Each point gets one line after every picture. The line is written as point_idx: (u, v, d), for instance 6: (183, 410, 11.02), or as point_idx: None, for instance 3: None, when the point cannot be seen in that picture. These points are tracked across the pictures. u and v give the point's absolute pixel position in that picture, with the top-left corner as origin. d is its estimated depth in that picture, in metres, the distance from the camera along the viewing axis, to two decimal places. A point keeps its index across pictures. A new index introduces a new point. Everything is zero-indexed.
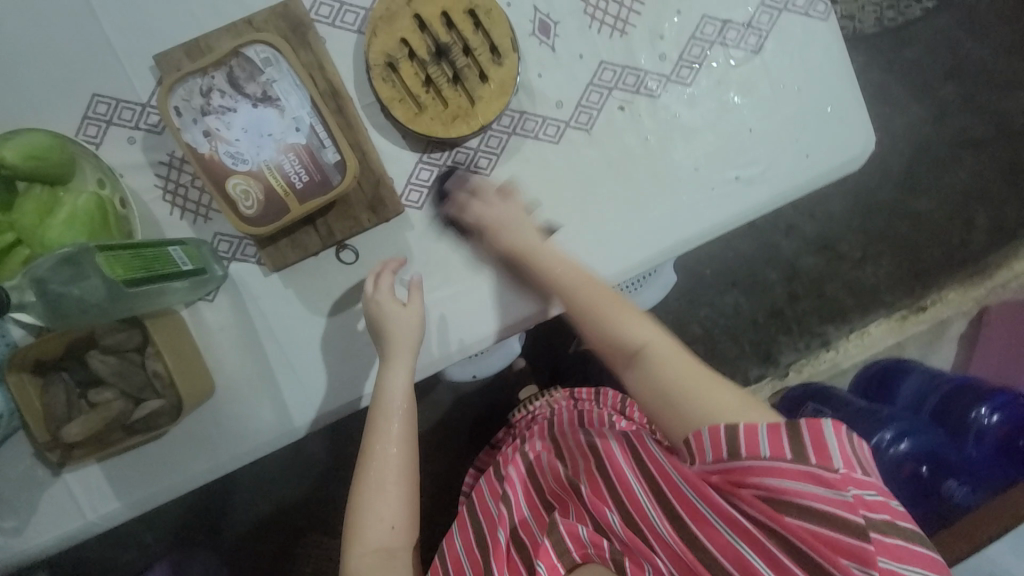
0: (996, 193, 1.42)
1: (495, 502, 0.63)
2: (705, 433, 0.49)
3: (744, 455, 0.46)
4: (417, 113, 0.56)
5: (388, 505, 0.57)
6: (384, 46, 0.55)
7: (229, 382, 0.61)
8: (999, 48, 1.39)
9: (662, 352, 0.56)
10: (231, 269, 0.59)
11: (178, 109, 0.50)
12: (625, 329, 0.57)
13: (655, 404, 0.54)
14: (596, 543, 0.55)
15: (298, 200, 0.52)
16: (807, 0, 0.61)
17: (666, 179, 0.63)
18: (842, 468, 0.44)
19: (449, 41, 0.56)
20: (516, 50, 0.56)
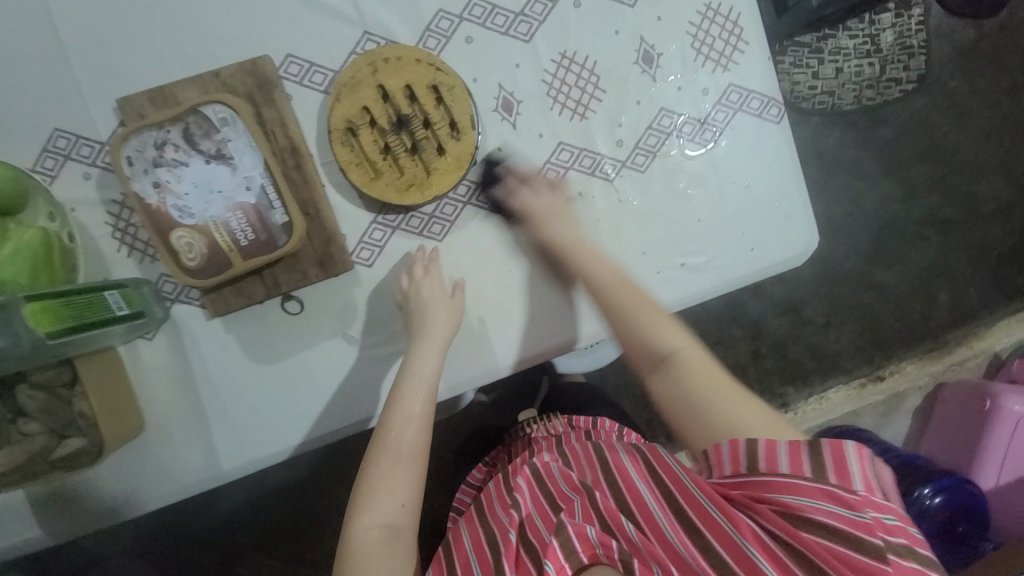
0: (961, 273, 1.46)
1: (503, 508, 0.56)
2: (725, 445, 0.52)
3: (762, 469, 0.49)
4: (373, 178, 0.57)
5: (402, 478, 0.56)
6: (345, 111, 0.56)
7: (161, 422, 0.61)
8: (974, 134, 1.43)
9: (692, 359, 0.58)
10: (174, 310, 0.60)
11: (131, 158, 0.51)
12: (657, 336, 0.59)
13: (678, 411, 0.57)
14: (606, 543, 0.47)
15: (241, 257, 0.53)
16: (761, 103, 0.64)
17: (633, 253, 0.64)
18: (862, 490, 0.45)
19: (410, 113, 0.57)
20: (476, 128, 0.58)
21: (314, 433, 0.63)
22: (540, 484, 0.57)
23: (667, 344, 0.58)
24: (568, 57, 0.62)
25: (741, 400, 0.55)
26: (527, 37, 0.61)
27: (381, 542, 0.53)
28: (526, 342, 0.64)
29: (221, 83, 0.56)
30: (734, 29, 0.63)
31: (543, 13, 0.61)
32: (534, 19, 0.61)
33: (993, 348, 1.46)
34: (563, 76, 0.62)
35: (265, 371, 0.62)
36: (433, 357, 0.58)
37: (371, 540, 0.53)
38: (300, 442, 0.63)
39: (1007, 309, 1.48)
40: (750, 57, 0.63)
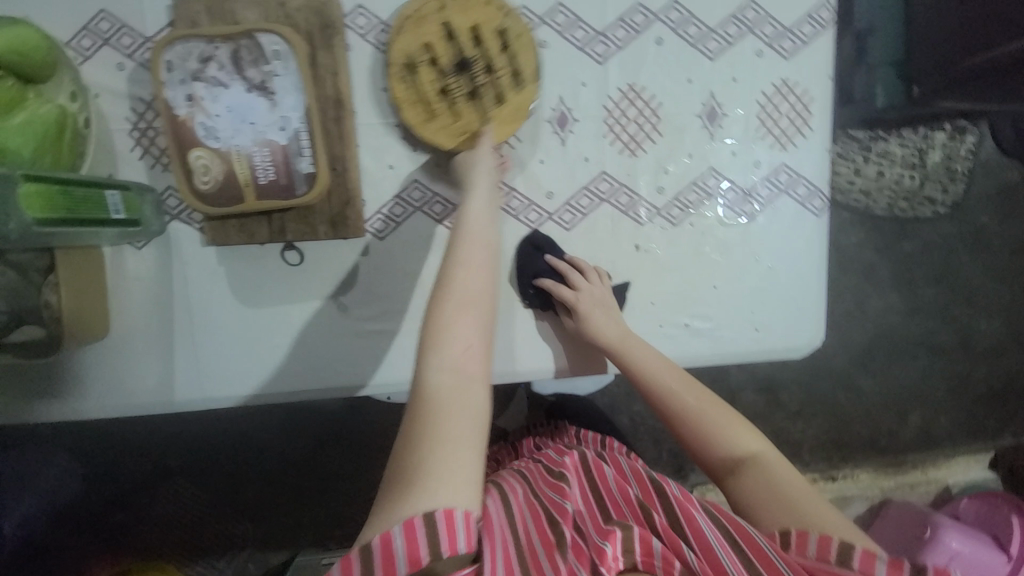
0: (937, 400, 1.47)
1: (552, 483, 0.54)
2: (813, 535, 0.46)
3: (856, 567, 0.44)
4: (427, 121, 0.56)
5: (468, 326, 0.48)
6: (406, 44, 0.55)
7: (126, 334, 0.59)
8: (988, 272, 1.45)
9: (778, 465, 0.54)
10: (170, 227, 0.57)
11: (170, 64, 0.48)
12: (732, 438, 0.55)
13: (767, 504, 0.51)
14: (667, 558, 0.44)
15: (255, 195, 0.51)
16: (807, 192, 0.63)
17: (691, 299, 0.64)
18: None
19: (473, 56, 0.55)
20: (537, 79, 0.57)
21: (276, 388, 0.61)
22: (591, 485, 0.54)
23: (746, 447, 0.55)
24: (635, 90, 0.60)
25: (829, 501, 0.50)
26: (601, 58, 0.59)
27: (452, 395, 0.45)
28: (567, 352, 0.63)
29: (285, 14, 0.54)
30: (803, 111, 0.62)
31: (624, 40, 0.59)
32: (613, 43, 0.59)
33: (947, 480, 1.48)
34: (625, 108, 0.60)
35: (246, 313, 0.60)
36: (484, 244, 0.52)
37: (441, 389, 0.45)
38: (260, 393, 0.61)
39: (971, 447, 1.50)
40: (811, 142, 0.62)
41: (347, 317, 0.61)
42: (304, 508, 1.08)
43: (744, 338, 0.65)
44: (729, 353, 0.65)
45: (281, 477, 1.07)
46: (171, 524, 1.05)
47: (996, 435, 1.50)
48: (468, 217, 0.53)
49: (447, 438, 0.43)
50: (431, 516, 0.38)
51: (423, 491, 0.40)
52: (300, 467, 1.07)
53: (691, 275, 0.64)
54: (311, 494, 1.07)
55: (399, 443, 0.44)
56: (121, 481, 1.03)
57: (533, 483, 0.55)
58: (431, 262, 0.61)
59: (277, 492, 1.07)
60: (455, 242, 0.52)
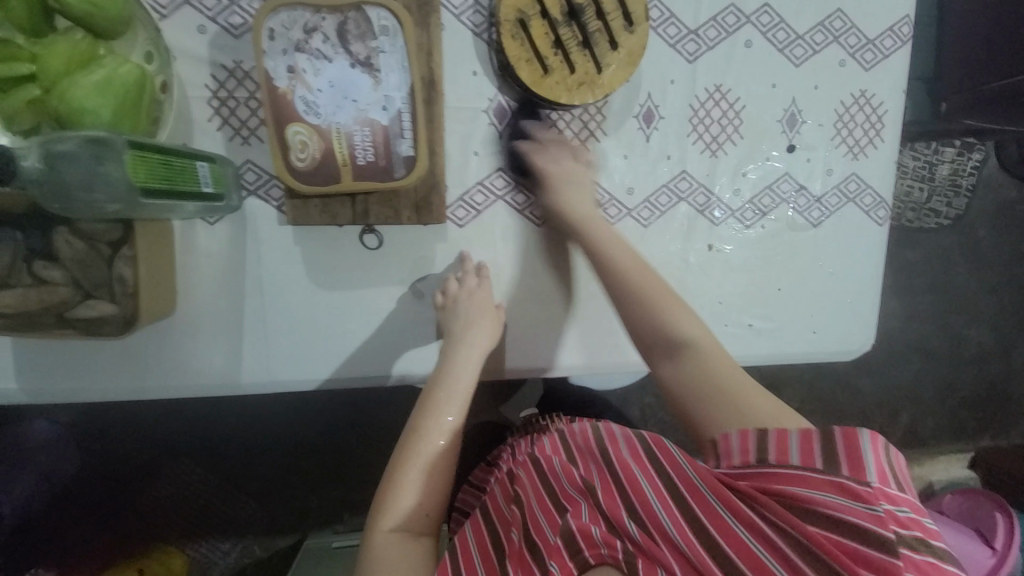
0: (926, 403, 1.56)
1: (507, 503, 0.55)
2: (735, 435, 0.47)
3: (773, 459, 0.44)
4: (543, 76, 0.54)
5: (470, 361, 0.56)
6: (517, 0, 0.52)
7: (192, 312, 0.56)
8: (982, 283, 1.53)
9: (712, 356, 0.53)
10: (246, 203, 0.55)
11: (272, 32, 0.46)
12: (670, 319, 0.55)
13: (696, 402, 0.51)
14: (609, 543, 0.45)
15: (352, 175, 0.49)
16: (873, 202, 0.65)
17: (756, 300, 0.66)
18: (875, 481, 0.40)
19: (583, 4, 0.53)
20: (648, 21, 0.55)
21: (346, 374, 0.59)
22: (540, 478, 0.54)
23: (686, 330, 0.54)
24: (721, 92, 0.61)
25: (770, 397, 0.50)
26: (691, 57, 0.59)
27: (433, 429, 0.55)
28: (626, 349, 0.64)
29: None
30: (877, 122, 0.63)
31: (714, 40, 0.59)
32: (704, 42, 0.59)
33: (928, 477, 1.58)
34: (710, 108, 0.61)
35: (320, 295, 0.58)
36: (490, 325, 0.57)
37: (428, 423, 0.55)
38: (329, 378, 0.59)
39: (952, 446, 1.60)
40: (882, 154, 0.64)
41: (421, 304, 0.60)
42: (316, 488, 1.01)
43: (803, 339, 0.67)
44: (788, 354, 0.68)
45: (297, 462, 1.00)
46: (177, 506, 0.98)
47: (976, 437, 1.60)
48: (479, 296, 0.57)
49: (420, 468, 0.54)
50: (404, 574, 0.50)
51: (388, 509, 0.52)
52: (319, 457, 1.00)
53: (758, 277, 0.65)
54: (324, 477, 1.01)
55: (393, 458, 0.55)
56: (122, 462, 0.96)
57: (493, 508, 0.56)
58: (508, 253, 0.61)
59: (291, 478, 1.00)
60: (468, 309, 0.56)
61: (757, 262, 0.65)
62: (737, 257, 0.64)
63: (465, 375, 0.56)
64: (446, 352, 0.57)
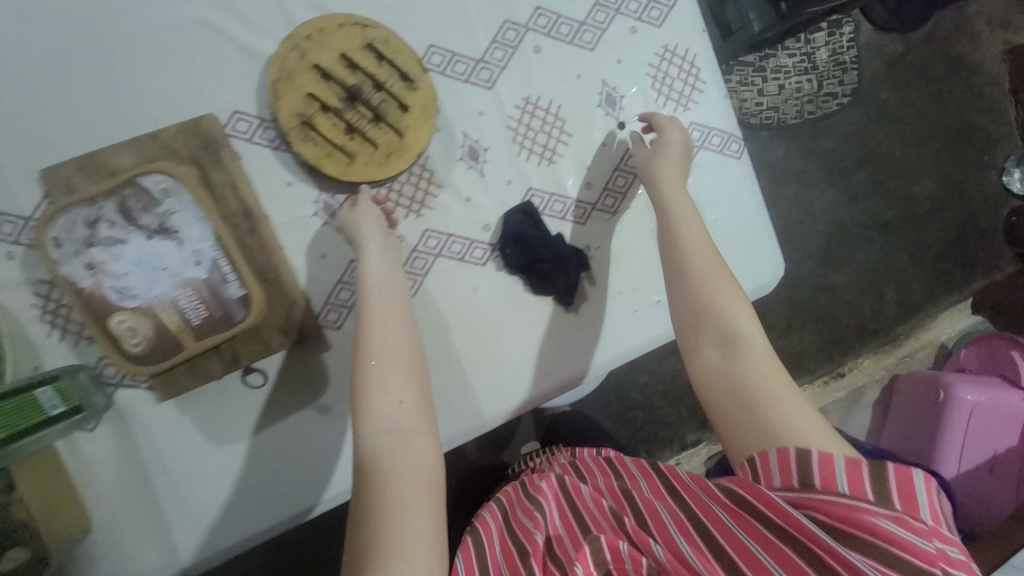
0: (905, 270, 1.55)
1: (525, 514, 0.50)
2: (774, 454, 0.43)
3: (817, 486, 0.40)
4: (349, 163, 0.55)
5: (398, 322, 0.51)
6: (292, 105, 0.53)
7: (108, 521, 0.55)
8: (905, 139, 1.54)
9: (763, 358, 0.49)
10: (117, 396, 0.54)
11: (59, 240, 0.46)
12: (733, 318, 0.51)
13: (729, 404, 0.48)
14: (635, 559, 0.42)
15: (194, 337, 0.48)
16: (722, 140, 0.65)
17: (653, 275, 0.65)
18: (929, 519, 0.38)
19: (357, 83, 0.54)
20: (427, 72, 0.57)
21: (286, 514, 0.57)
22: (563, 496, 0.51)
23: (739, 325, 0.50)
24: (532, 102, 0.61)
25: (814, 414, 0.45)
26: (489, 83, 0.60)
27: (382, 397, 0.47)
28: (548, 376, 0.62)
29: (161, 146, 0.51)
30: (692, 68, 0.64)
31: (504, 59, 0.60)
32: (495, 65, 0.60)
33: (939, 338, 1.56)
34: (529, 121, 0.61)
35: (227, 451, 0.57)
36: (392, 296, 0.52)
37: (372, 383, 0.47)
38: (270, 525, 0.57)
39: (949, 301, 1.58)
40: (710, 94, 0.64)
41: (332, 417, 0.58)
42: None
43: None
44: None
45: None
46: None
47: (966, 283, 1.59)
48: (368, 279, 0.52)
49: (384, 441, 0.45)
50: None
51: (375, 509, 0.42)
52: None
53: (644, 253, 0.64)
54: None
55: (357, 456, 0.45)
56: None
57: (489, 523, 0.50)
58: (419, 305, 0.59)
59: None
60: (363, 302, 0.51)
61: (639, 242, 0.64)
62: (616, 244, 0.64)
63: (381, 346, 0.49)
64: (359, 345, 0.50)
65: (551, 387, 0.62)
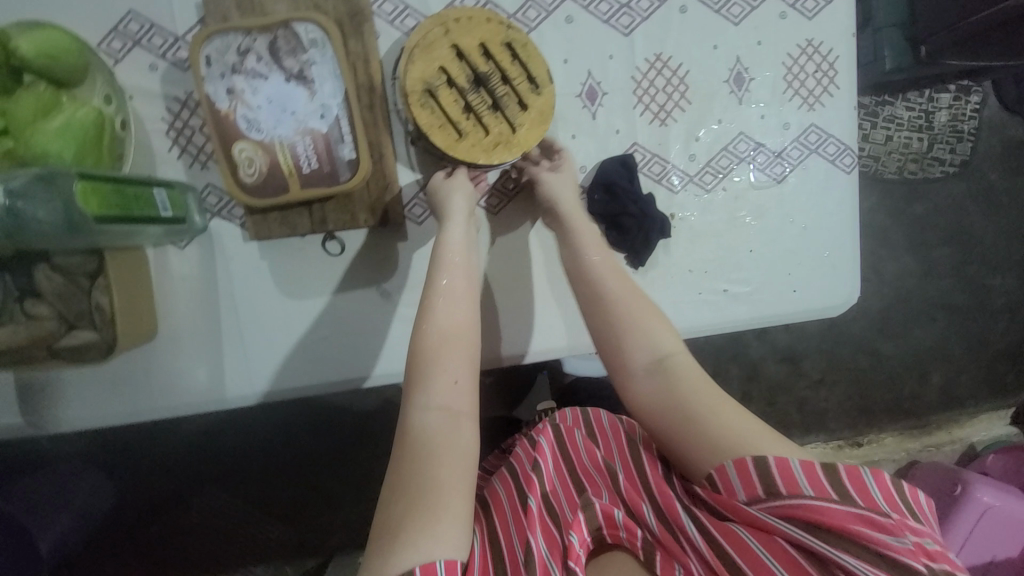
0: (957, 360, 1.48)
1: (525, 466, 0.57)
2: (731, 467, 0.45)
3: (782, 492, 0.43)
4: (457, 140, 0.54)
5: (460, 284, 0.54)
6: (421, 72, 0.53)
7: (174, 333, 0.59)
8: (1001, 228, 1.46)
9: (682, 369, 0.52)
10: (211, 224, 0.58)
11: (209, 58, 0.48)
12: (647, 342, 0.54)
13: (672, 423, 0.50)
14: (629, 527, 0.50)
15: (299, 184, 0.51)
16: (837, 150, 0.64)
17: (728, 263, 0.64)
18: (892, 511, 0.41)
19: (487, 71, 0.55)
20: (553, 81, 0.56)
21: (325, 378, 0.61)
22: (564, 455, 0.58)
23: (658, 347, 0.53)
24: (662, 60, 0.60)
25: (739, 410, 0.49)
26: (626, 30, 0.60)
27: (437, 361, 0.50)
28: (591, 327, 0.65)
29: (313, 4, 0.54)
30: (829, 71, 0.62)
31: (648, 10, 0.60)
32: (638, 14, 0.60)
33: (970, 439, 1.50)
34: (653, 78, 0.61)
35: (289, 305, 0.60)
36: (463, 234, 0.56)
37: (430, 345, 0.51)
38: (309, 384, 0.61)
39: (993, 405, 1.51)
40: (839, 101, 0.63)
41: (390, 303, 0.61)
42: (337, 501, 1.06)
43: (780, 299, 0.65)
44: (770, 316, 0.66)
45: (320, 477, 1.05)
46: (206, 531, 1.03)
47: (1017, 392, 1.51)
48: (448, 249, 0.55)
49: (431, 409, 0.49)
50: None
51: (414, 470, 0.46)
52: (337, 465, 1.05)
53: (724, 239, 0.64)
54: (342, 484, 1.06)
55: (403, 416, 0.49)
56: (155, 490, 1.02)
57: (511, 468, 0.59)
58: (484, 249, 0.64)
59: (310, 494, 1.05)
60: (435, 272, 0.54)
61: (724, 227, 0.64)
62: (700, 222, 0.63)
63: (444, 324, 0.52)
64: (424, 309, 0.53)
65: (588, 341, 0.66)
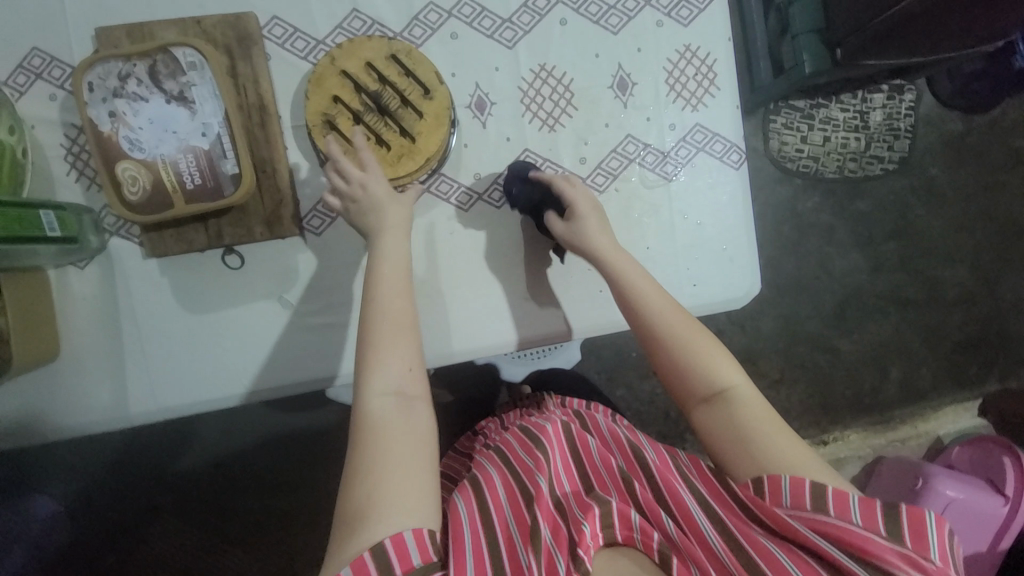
0: (915, 353, 1.49)
1: (530, 452, 0.54)
2: (784, 480, 0.45)
3: (830, 513, 0.43)
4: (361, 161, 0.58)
5: (394, 274, 0.54)
6: (318, 105, 0.57)
7: (77, 353, 0.60)
8: (947, 221, 1.49)
9: (749, 399, 0.51)
10: (110, 243, 0.60)
11: (92, 85, 0.51)
12: (711, 367, 0.53)
13: (729, 449, 0.50)
14: (646, 530, 0.45)
15: (184, 199, 0.53)
16: (723, 148, 0.66)
17: None
18: (938, 561, 0.40)
19: (378, 90, 0.58)
20: (444, 84, 0.59)
21: (231, 391, 0.62)
22: (570, 448, 0.55)
23: (722, 374, 0.53)
24: (546, 70, 0.63)
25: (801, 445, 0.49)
26: (510, 43, 0.63)
27: (388, 344, 0.51)
28: (500, 330, 0.65)
29: (202, 30, 0.57)
30: (708, 73, 0.65)
31: (529, 25, 0.63)
32: (519, 28, 0.63)
33: (936, 432, 1.49)
34: (539, 87, 0.64)
35: (191, 320, 0.61)
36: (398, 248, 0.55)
37: (382, 327, 0.52)
38: (213, 397, 0.62)
39: (957, 396, 1.51)
40: (719, 101, 0.66)
41: (293, 314, 0.62)
42: (285, 523, 1.04)
43: (680, 294, 0.67)
44: None
45: (269, 503, 1.04)
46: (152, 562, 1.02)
47: (979, 382, 1.52)
48: (380, 264, 0.54)
49: (384, 387, 0.49)
50: (382, 544, 0.41)
51: (379, 449, 0.46)
52: (286, 492, 1.04)
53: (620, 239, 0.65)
54: (289, 505, 1.04)
55: (359, 398, 0.49)
56: (100, 521, 1.01)
57: (511, 455, 0.55)
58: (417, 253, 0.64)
59: (258, 519, 1.04)
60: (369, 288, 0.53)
61: (620, 226, 0.66)
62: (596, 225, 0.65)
63: (386, 313, 0.52)
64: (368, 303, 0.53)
65: (499, 344, 0.65)
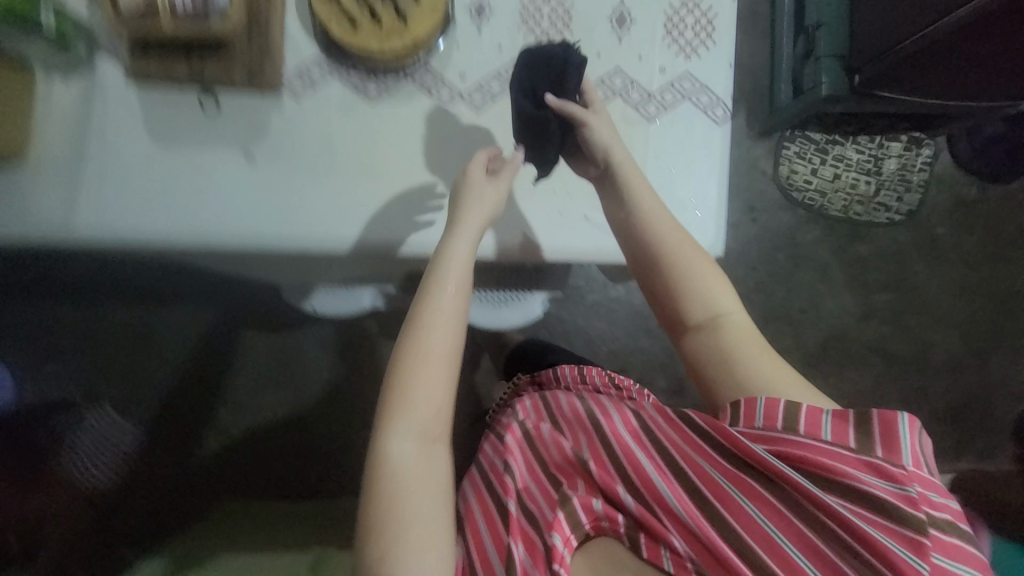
0: (891, 411, 1.44)
1: (494, 469, 0.58)
2: (761, 402, 0.52)
3: (803, 431, 0.49)
4: (354, 30, 0.59)
5: (448, 291, 0.54)
6: None
7: (39, 158, 0.60)
8: (947, 284, 1.46)
9: (736, 325, 0.58)
10: (96, 62, 0.62)
11: None
12: (709, 296, 0.58)
13: (712, 367, 0.57)
14: (610, 516, 0.52)
15: (171, 19, 0.54)
16: (710, 101, 0.67)
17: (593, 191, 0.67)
18: (909, 464, 0.46)
19: None
20: None
21: (177, 228, 0.62)
22: (533, 451, 0.58)
23: (717, 303, 0.58)
24: None
25: (779, 362, 0.56)
26: None
27: (425, 378, 0.51)
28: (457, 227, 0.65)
29: None
30: (707, 25, 0.66)
31: None
32: None
33: None
34: (539, 5, 0.65)
35: (159, 153, 0.63)
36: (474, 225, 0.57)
37: (421, 355, 0.51)
38: (158, 230, 0.62)
39: None
40: (714, 55, 0.66)
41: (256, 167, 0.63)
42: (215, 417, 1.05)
43: None
44: None
45: (206, 397, 1.05)
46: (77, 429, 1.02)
47: (953, 457, 1.45)
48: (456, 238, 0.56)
49: (410, 425, 0.49)
50: None
51: (396, 488, 0.48)
52: (229, 391, 1.05)
53: None
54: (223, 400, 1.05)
55: (385, 428, 0.49)
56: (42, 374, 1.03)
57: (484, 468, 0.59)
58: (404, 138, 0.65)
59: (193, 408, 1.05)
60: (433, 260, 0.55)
61: None
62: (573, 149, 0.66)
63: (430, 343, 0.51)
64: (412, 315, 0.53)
65: None
